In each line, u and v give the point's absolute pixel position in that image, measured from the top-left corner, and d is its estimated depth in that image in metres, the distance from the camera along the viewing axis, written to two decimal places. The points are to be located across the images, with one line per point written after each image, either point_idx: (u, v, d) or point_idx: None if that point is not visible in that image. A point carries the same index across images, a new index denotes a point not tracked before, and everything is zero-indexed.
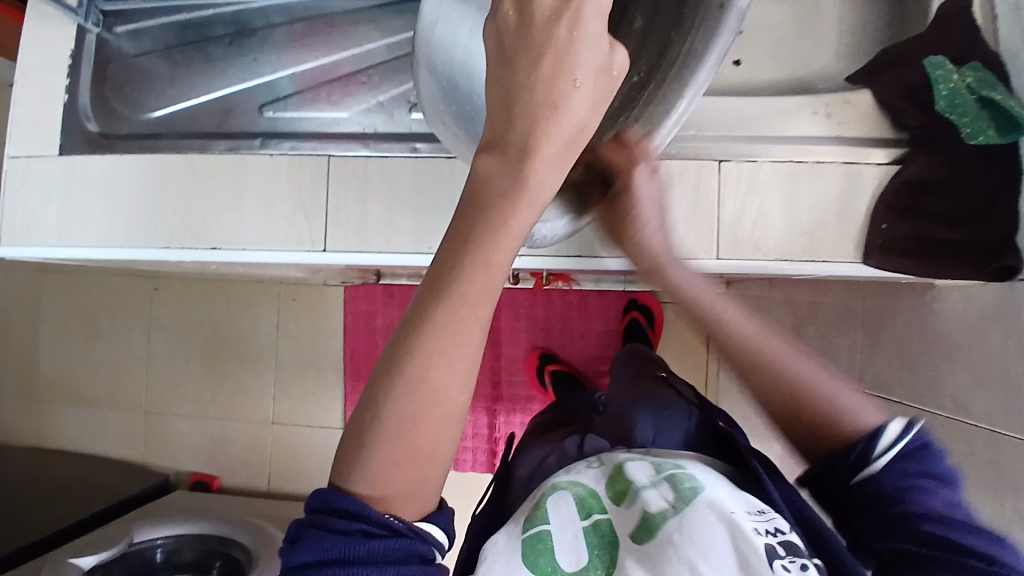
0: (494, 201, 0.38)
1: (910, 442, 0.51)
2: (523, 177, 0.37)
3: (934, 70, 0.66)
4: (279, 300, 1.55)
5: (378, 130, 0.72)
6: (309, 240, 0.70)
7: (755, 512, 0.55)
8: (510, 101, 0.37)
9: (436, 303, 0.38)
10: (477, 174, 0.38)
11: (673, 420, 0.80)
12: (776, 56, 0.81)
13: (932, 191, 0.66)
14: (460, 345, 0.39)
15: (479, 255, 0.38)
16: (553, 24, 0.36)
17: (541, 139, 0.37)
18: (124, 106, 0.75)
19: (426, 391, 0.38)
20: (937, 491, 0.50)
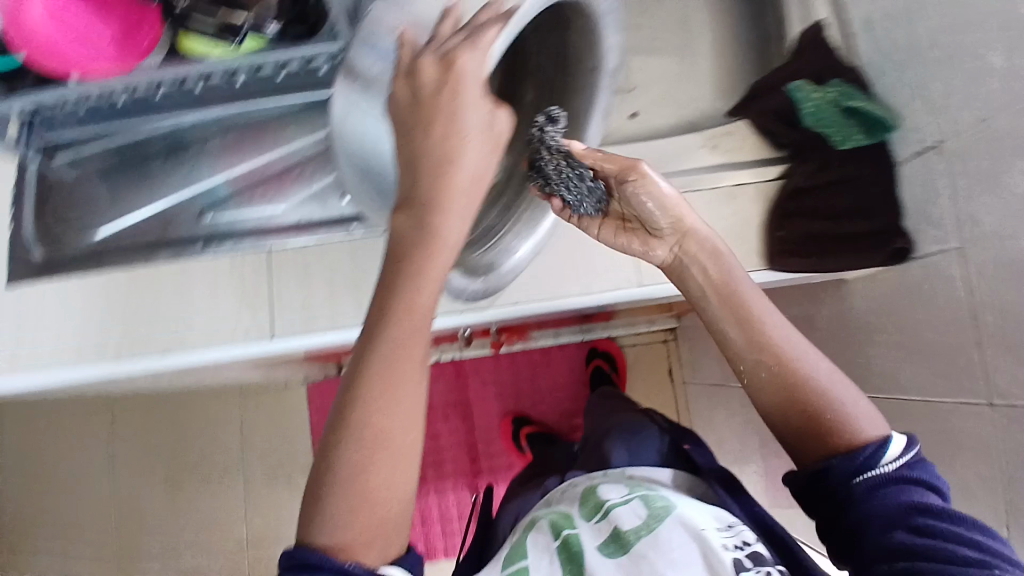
0: (412, 252, 0.45)
1: (910, 461, 0.58)
2: (432, 228, 0.44)
3: (797, 92, 0.77)
4: (243, 407, 1.53)
5: (314, 218, 0.76)
6: (260, 330, 0.76)
7: (725, 525, 0.60)
8: (412, 163, 0.44)
9: (371, 357, 0.45)
10: (394, 230, 0.46)
11: (644, 444, 0.83)
12: (668, 101, 0.92)
13: (814, 192, 0.76)
14: (399, 384, 0.45)
15: (402, 305, 0.45)
16: (439, 92, 0.43)
17: (443, 194, 0.44)
18: (67, 230, 0.75)
19: (373, 434, 0.45)
20: (930, 498, 0.56)
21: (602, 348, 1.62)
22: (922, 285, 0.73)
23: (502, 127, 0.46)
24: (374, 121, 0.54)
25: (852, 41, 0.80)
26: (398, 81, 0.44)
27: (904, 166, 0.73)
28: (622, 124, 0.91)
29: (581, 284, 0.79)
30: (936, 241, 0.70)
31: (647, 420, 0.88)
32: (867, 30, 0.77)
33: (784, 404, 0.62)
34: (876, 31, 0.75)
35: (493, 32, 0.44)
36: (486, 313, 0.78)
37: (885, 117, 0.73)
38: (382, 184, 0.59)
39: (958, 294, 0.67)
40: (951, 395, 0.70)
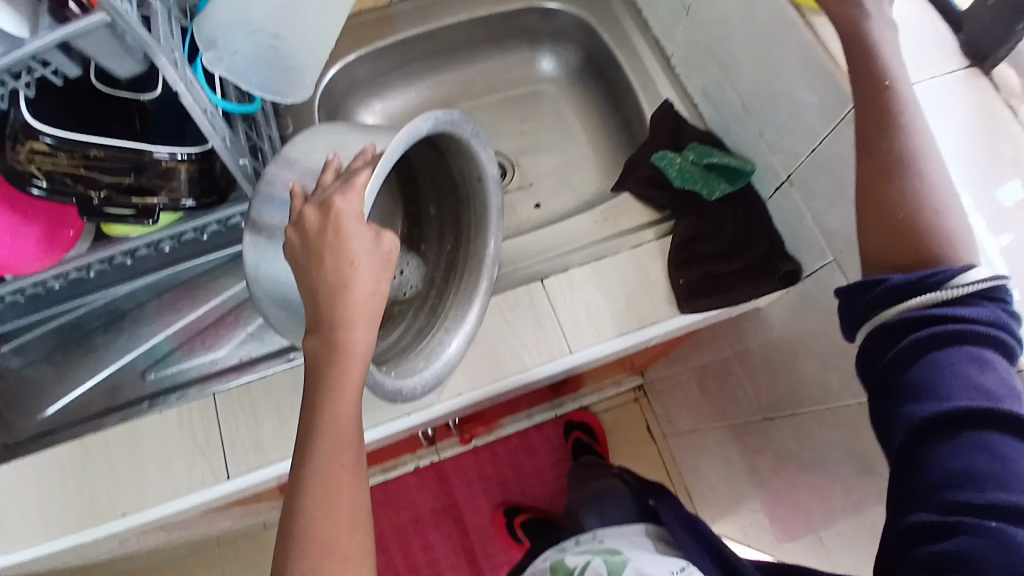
0: (327, 365, 0.50)
1: (985, 299, 0.52)
2: (340, 341, 0.50)
3: (661, 161, 0.86)
4: (224, 563, 1.48)
5: (254, 354, 0.82)
6: (213, 474, 0.75)
7: (676, 568, 0.73)
8: (315, 293, 0.51)
9: (306, 467, 0.48)
10: (309, 353, 0.51)
11: (617, 506, 0.95)
12: (562, 191, 1.04)
13: (703, 240, 0.84)
14: (336, 492, 0.48)
15: (327, 413, 0.49)
16: (322, 233, 0.52)
17: (345, 311, 0.51)
18: (19, 414, 0.81)
19: (321, 539, 0.47)
20: (994, 370, 0.50)
21: (578, 420, 1.63)
22: (818, 298, 0.80)
23: (388, 245, 0.54)
24: (281, 262, 0.59)
25: (699, 109, 0.93)
26: (289, 232, 0.53)
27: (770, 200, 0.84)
28: (527, 217, 1.02)
29: (518, 364, 0.81)
30: (817, 255, 0.79)
31: (618, 484, 1.00)
32: (706, 98, 0.91)
33: (886, 237, 0.56)
34: (713, 97, 0.89)
35: (361, 175, 0.54)
36: (433, 411, 0.80)
37: (740, 166, 0.84)
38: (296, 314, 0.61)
39: None
40: None
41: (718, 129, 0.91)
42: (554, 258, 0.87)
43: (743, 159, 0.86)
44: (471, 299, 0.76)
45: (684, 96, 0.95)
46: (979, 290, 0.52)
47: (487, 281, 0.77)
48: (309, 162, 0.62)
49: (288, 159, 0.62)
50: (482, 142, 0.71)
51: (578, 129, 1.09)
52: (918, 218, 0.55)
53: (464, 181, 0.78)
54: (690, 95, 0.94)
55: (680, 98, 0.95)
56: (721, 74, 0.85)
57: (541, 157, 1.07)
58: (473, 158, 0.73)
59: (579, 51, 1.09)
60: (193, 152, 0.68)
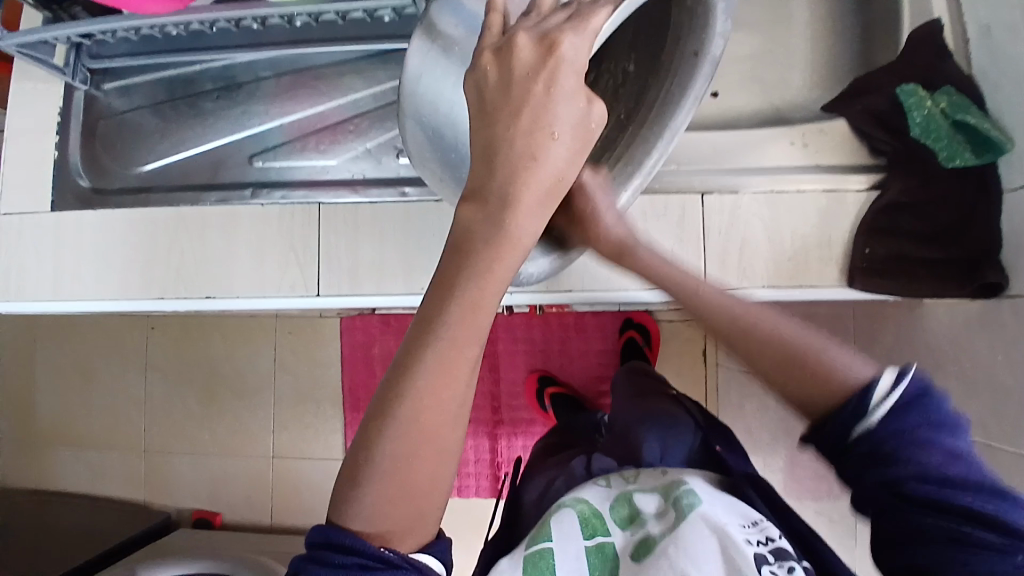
0: (481, 245, 0.40)
1: (905, 393, 0.41)
2: (507, 224, 0.40)
3: (907, 97, 0.69)
4: (275, 334, 1.55)
5: (367, 176, 0.73)
6: (304, 285, 0.71)
7: (749, 521, 0.60)
8: (491, 153, 0.41)
9: (426, 350, 0.40)
10: (460, 223, 0.41)
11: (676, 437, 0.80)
12: (751, 87, 0.86)
13: (910, 212, 0.69)
14: (452, 385, 0.40)
15: (466, 299, 0.40)
16: (530, 81, 0.41)
17: (522, 188, 0.40)
18: (115, 161, 0.76)
19: (420, 433, 0.40)
20: (939, 445, 0.41)
21: (636, 319, 1.57)
22: (1009, 324, 0.66)
23: (594, 120, 0.43)
24: (455, 91, 0.47)
25: (971, 40, 0.72)
26: (487, 52, 0.42)
27: (1010, 194, 0.66)
28: (699, 106, 0.85)
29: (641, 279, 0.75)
30: None
31: (680, 413, 0.84)
32: (984, 37, 0.70)
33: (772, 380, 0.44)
34: (993, 39, 0.68)
35: (598, 17, 0.42)
36: (534, 296, 0.74)
37: (999, 140, 0.66)
38: (454, 165, 0.49)
39: None
40: (1013, 446, 0.65)
41: (982, 79, 0.70)
42: (728, 172, 0.74)
43: (1003, 133, 0.67)
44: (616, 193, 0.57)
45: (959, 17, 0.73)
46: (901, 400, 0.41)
47: (642, 178, 0.58)
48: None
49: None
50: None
51: (797, 14, 0.87)
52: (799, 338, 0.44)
53: (675, 43, 0.58)
54: (969, 20, 0.72)
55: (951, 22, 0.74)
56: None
57: (741, 34, 0.87)
58: (706, 18, 0.55)
59: None
60: None
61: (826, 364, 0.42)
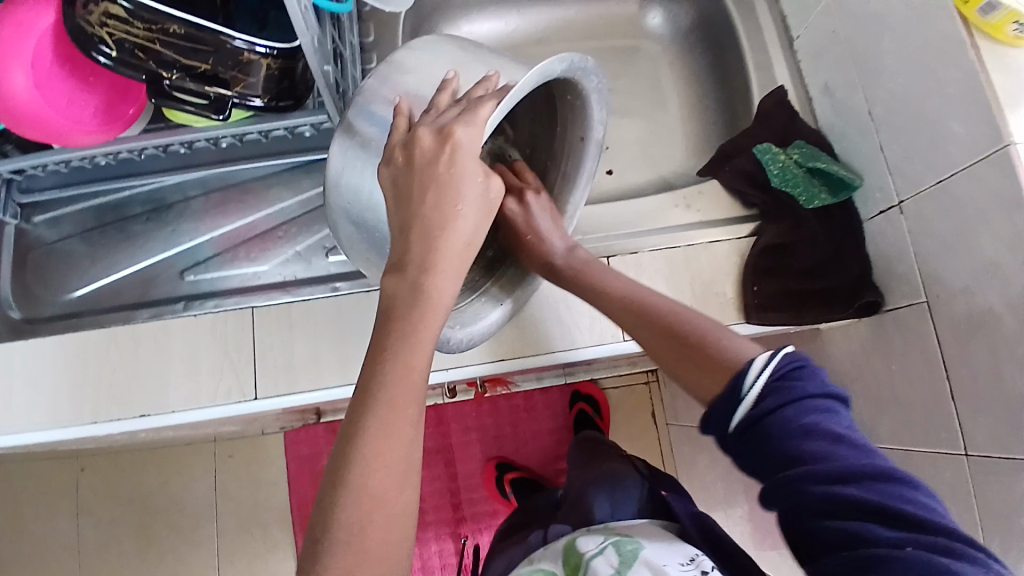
0: (406, 311, 0.46)
1: (778, 370, 0.49)
2: (427, 290, 0.46)
3: (764, 154, 0.82)
4: (216, 458, 1.49)
5: (299, 277, 0.77)
6: (240, 391, 0.72)
7: (687, 558, 0.66)
8: (406, 227, 0.47)
9: (368, 414, 0.44)
10: (386, 292, 0.47)
11: (626, 491, 0.82)
12: (642, 163, 0.98)
13: (787, 251, 0.79)
14: (392, 445, 0.43)
15: (398, 362, 0.45)
16: (435, 164, 0.47)
17: (437, 253, 0.46)
18: (44, 290, 0.77)
19: (367, 497, 0.42)
20: (823, 426, 0.47)
21: (584, 391, 1.60)
22: (894, 336, 0.75)
23: (494, 194, 0.49)
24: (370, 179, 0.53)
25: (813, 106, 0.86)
26: (397, 151, 0.48)
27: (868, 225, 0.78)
28: (599, 183, 0.96)
29: (566, 341, 0.78)
30: (906, 294, 0.73)
31: (628, 467, 0.86)
32: (826, 97, 0.83)
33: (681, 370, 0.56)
34: (835, 98, 0.82)
35: (486, 106, 0.47)
36: (466, 371, 0.77)
37: (848, 179, 0.78)
38: (380, 243, 0.55)
39: (931, 347, 0.70)
40: (925, 444, 0.71)
41: (830, 133, 0.84)
42: (627, 237, 0.82)
43: (852, 172, 0.80)
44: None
45: (800, 87, 0.87)
46: (775, 382, 0.49)
47: None
48: (418, 78, 0.55)
49: (405, 67, 0.56)
50: (600, 102, 0.63)
51: (670, 101, 1.02)
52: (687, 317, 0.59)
53: (565, 134, 0.69)
54: (809, 87, 0.87)
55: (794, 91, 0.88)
56: (854, 75, 0.78)
57: (625, 121, 1.01)
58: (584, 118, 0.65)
59: (694, 14, 1.01)
60: (281, 47, 0.61)
61: (721, 343, 0.55)
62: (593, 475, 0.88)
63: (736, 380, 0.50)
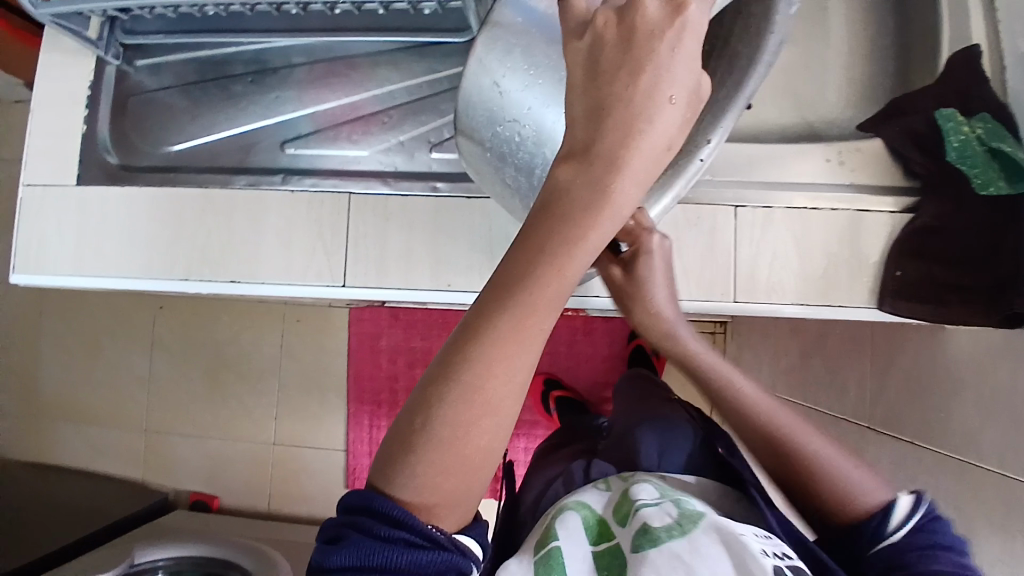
0: (575, 211, 0.37)
1: (920, 518, 0.51)
2: (608, 188, 0.37)
3: (946, 121, 0.69)
4: (283, 320, 1.55)
5: (398, 169, 0.72)
6: (330, 275, 0.71)
7: (761, 535, 0.54)
8: (600, 110, 0.36)
9: (503, 309, 0.38)
10: (556, 181, 0.38)
11: (676, 441, 0.78)
12: (788, 100, 0.86)
13: (941, 236, 0.69)
14: (521, 348, 0.38)
15: (552, 266, 0.37)
16: (655, 37, 0.36)
17: (631, 148, 0.36)
18: (143, 140, 0.76)
19: (481, 401, 0.38)
20: (946, 555, 0.49)
21: None
22: None
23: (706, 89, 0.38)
24: (529, 96, 0.46)
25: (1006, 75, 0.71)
26: (603, 16, 0.37)
27: None
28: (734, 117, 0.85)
29: None
30: None
31: (681, 416, 0.83)
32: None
33: (797, 493, 0.57)
34: None
35: None
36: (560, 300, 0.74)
37: None
38: (527, 171, 0.49)
39: None
40: None
41: None
42: (761, 187, 0.74)
43: None
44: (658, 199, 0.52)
45: (999, 46, 0.73)
46: (912, 529, 0.50)
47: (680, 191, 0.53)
48: None
49: None
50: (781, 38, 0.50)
51: (835, 31, 0.88)
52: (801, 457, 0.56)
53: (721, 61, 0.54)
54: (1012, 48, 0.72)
55: (988, 48, 0.74)
56: None
57: None
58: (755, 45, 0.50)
59: None
60: None
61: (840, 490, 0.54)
62: (647, 416, 0.86)
63: (872, 515, 0.52)
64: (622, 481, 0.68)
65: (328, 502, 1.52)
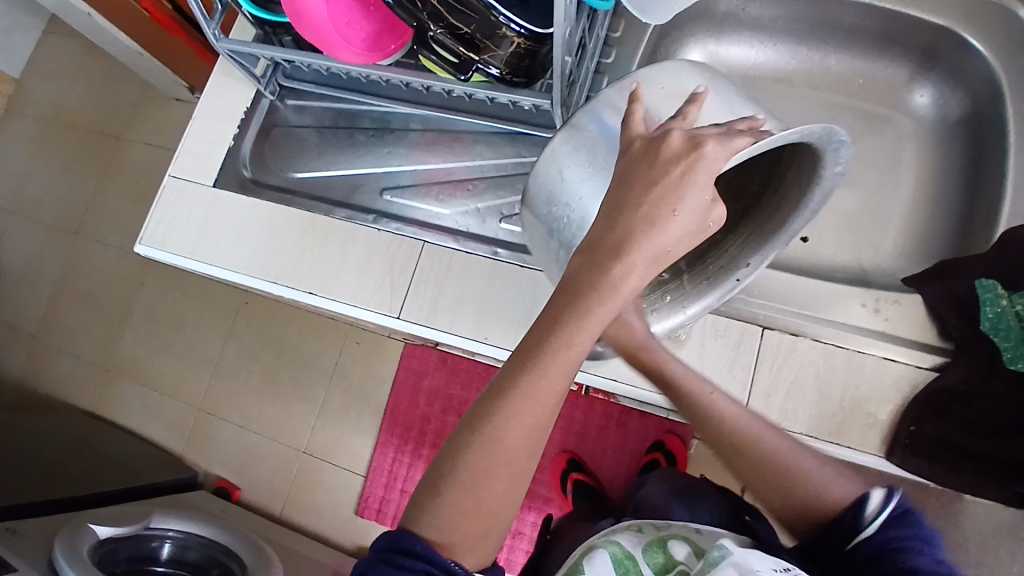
0: (586, 292, 0.46)
1: (894, 509, 0.52)
2: (612, 273, 0.46)
3: (985, 291, 0.72)
4: (344, 340, 1.68)
5: (470, 231, 0.83)
6: (388, 306, 0.81)
7: (786, 573, 0.56)
8: (617, 222, 0.47)
9: (522, 370, 0.47)
10: (572, 278, 0.48)
11: (704, 505, 0.79)
12: (843, 243, 0.91)
13: (962, 401, 0.72)
14: (537, 406, 0.47)
15: (562, 338, 0.47)
16: (670, 166, 0.46)
17: (634, 244, 0.46)
18: (275, 163, 0.91)
19: (497, 452, 0.47)
20: (926, 554, 0.49)
21: (669, 445, 1.50)
22: None
23: (711, 219, 0.48)
24: (584, 186, 0.55)
25: None
26: (639, 141, 0.49)
27: None
28: (787, 247, 0.91)
29: None
30: None
31: (708, 488, 0.84)
32: None
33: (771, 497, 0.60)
34: None
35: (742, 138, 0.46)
36: (590, 376, 0.80)
37: None
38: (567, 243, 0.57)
39: None
40: None
41: None
42: (794, 314, 0.78)
43: None
44: (697, 300, 0.64)
45: None
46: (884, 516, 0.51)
47: (714, 299, 0.64)
48: (653, 96, 0.54)
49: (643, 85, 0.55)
50: (825, 195, 0.59)
51: (904, 190, 0.93)
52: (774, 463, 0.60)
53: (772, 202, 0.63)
54: None
55: None
56: None
57: (841, 192, 0.94)
58: (801, 196, 0.59)
59: (969, 105, 0.90)
60: (531, 30, 0.64)
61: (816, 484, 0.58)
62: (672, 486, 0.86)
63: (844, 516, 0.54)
64: (655, 525, 0.70)
65: (336, 521, 1.60)
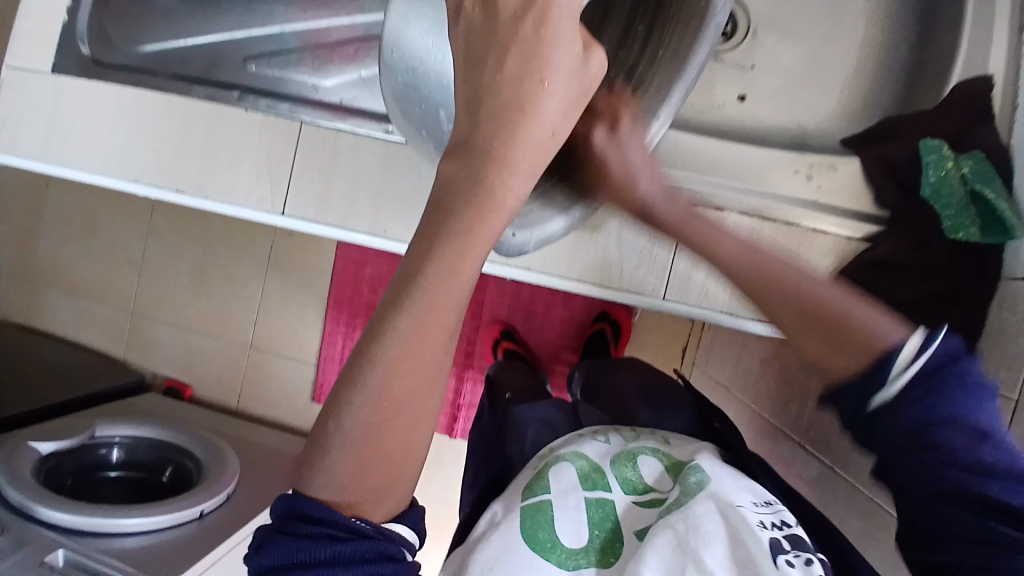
0: (460, 206, 0.37)
1: (933, 360, 0.46)
2: (490, 184, 0.36)
3: (929, 153, 0.67)
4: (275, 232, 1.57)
5: (356, 103, 0.72)
6: (270, 201, 0.71)
7: (761, 501, 0.53)
8: (479, 103, 0.36)
9: (400, 309, 0.38)
10: (441, 176, 0.38)
11: (661, 414, 0.74)
12: (785, 98, 0.81)
13: (892, 271, 0.67)
14: (427, 341, 0.38)
15: (444, 261, 0.37)
16: (518, 21, 0.36)
17: (511, 144, 0.36)
18: (120, 38, 0.77)
19: (381, 412, 0.38)
20: (967, 421, 0.46)
21: (613, 314, 1.48)
22: None
23: (593, 74, 0.38)
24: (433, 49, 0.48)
25: None
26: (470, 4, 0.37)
27: None
28: (723, 107, 0.81)
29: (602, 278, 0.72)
30: (1004, 385, 0.58)
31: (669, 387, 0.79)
32: None
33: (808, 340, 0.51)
34: None
35: None
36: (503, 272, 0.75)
37: (1010, 224, 0.61)
38: (434, 122, 0.50)
39: None
40: None
41: None
42: (713, 183, 0.74)
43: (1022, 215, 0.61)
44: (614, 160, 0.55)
45: None
46: (920, 368, 0.47)
47: (635, 153, 0.55)
48: None
49: None
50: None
51: (852, 30, 0.81)
52: (828, 312, 0.50)
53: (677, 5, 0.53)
54: None
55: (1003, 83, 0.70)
56: None
57: (785, 38, 0.82)
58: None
59: None
60: None
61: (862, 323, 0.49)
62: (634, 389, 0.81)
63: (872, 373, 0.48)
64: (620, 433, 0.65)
65: (290, 410, 1.59)
